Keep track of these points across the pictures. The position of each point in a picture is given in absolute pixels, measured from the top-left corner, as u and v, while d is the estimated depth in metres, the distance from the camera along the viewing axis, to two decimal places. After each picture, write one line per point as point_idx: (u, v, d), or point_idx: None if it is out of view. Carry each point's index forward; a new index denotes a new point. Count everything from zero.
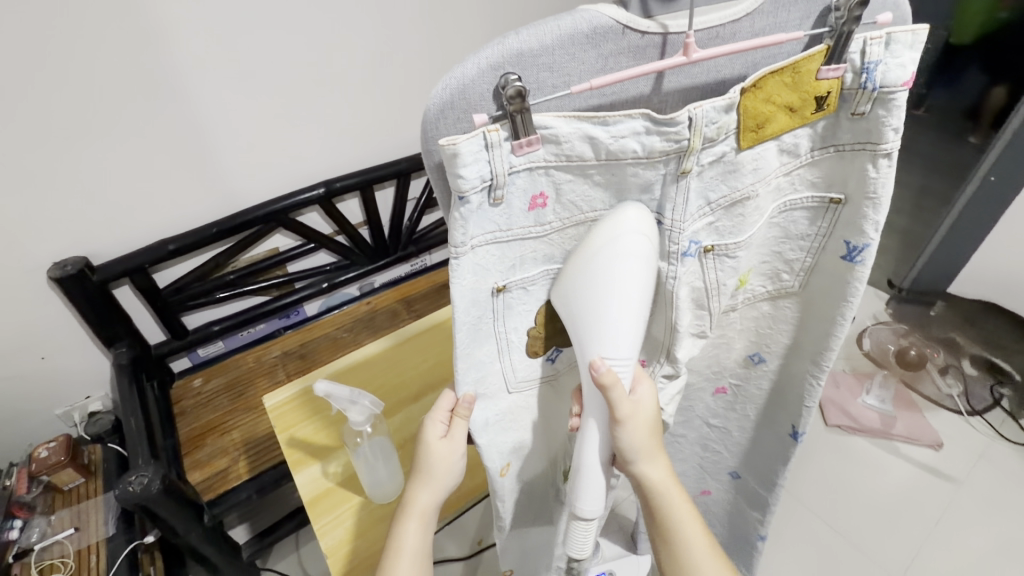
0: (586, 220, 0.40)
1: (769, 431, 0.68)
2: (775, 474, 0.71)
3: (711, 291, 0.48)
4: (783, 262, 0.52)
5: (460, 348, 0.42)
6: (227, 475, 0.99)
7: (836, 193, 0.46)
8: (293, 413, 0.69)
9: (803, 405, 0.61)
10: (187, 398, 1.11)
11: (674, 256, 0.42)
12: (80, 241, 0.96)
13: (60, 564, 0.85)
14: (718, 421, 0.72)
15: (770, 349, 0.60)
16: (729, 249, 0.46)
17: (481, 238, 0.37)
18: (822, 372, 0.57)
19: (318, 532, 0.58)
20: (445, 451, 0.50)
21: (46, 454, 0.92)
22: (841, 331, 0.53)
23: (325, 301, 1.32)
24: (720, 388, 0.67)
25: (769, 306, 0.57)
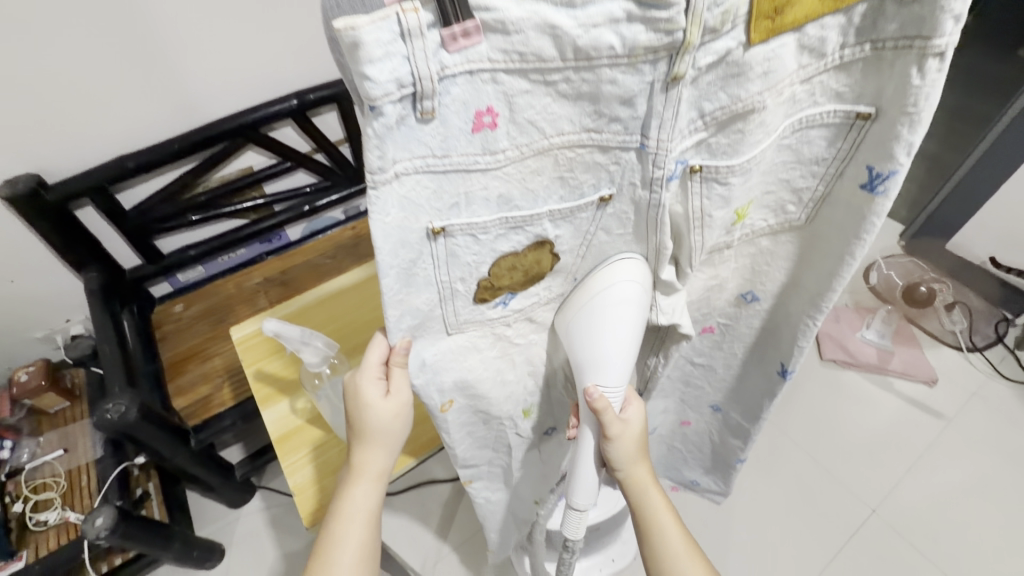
0: (551, 146, 0.33)
1: (757, 369, 0.64)
2: (761, 409, 0.68)
3: (692, 221, 0.41)
4: (790, 191, 0.45)
5: (389, 294, 0.36)
6: (211, 401, 0.99)
7: (865, 106, 0.38)
8: (261, 347, 0.65)
9: (796, 347, 0.57)
10: (167, 324, 1.09)
11: (657, 183, 0.36)
12: (28, 157, 0.88)
13: (52, 483, 0.87)
14: (703, 359, 0.67)
15: (765, 287, 0.55)
16: (719, 172, 0.38)
17: (408, 165, 0.30)
18: (820, 314, 0.53)
19: (286, 470, 0.56)
20: (390, 407, 0.47)
21: (26, 377, 0.90)
22: (847, 272, 0.47)
23: (308, 226, 1.26)
24: (707, 327, 0.62)
25: (768, 242, 0.51)
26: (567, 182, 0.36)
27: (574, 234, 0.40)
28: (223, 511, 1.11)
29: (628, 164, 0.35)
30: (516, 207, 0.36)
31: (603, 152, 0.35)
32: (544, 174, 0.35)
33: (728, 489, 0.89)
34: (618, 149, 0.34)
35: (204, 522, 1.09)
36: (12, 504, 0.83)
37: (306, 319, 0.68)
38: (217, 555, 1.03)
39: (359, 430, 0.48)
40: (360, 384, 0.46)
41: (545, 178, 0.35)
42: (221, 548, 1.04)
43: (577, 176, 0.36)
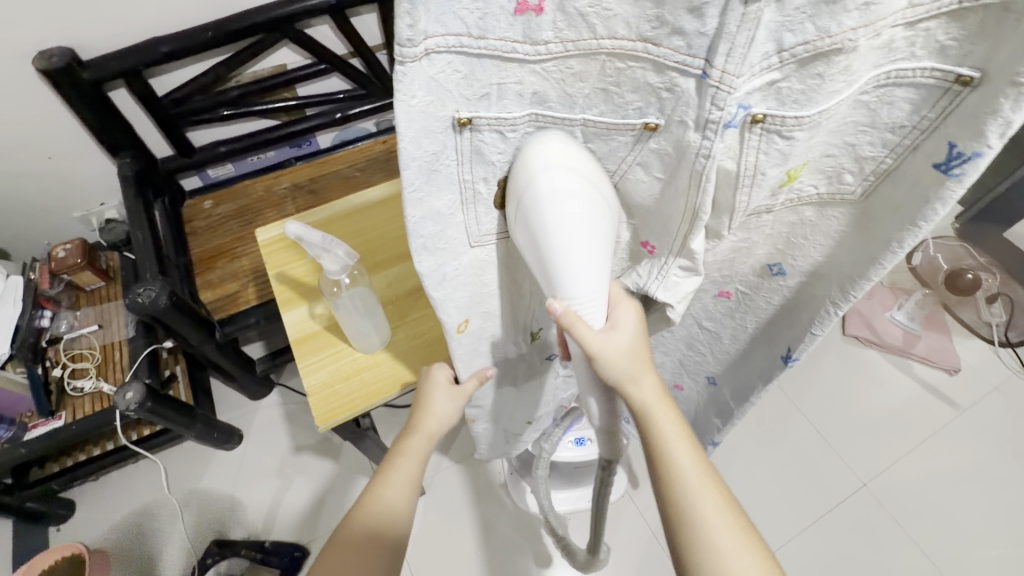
0: (598, 49, 0.31)
1: (763, 347, 0.62)
2: (753, 393, 0.67)
3: (742, 179, 0.38)
4: (852, 159, 0.41)
5: (409, 187, 0.35)
6: (238, 298, 1.02)
7: (970, 69, 0.32)
8: (286, 252, 0.66)
9: (810, 331, 0.55)
10: (198, 219, 1.10)
11: (713, 127, 0.33)
12: (62, 29, 0.86)
13: (88, 355, 0.92)
14: (711, 324, 0.65)
15: (795, 261, 0.52)
16: (785, 127, 0.34)
17: (441, 41, 0.28)
18: (846, 303, 0.50)
19: (301, 371, 0.58)
20: (449, 394, 0.55)
21: (64, 255, 0.94)
22: (889, 259, 0.45)
23: (338, 135, 1.24)
24: (724, 292, 0.60)
25: (813, 213, 0.47)
26: (611, 98, 0.34)
27: (607, 154, 0.39)
28: (243, 401, 1.19)
29: (684, 93, 0.32)
30: (550, 107, 0.35)
31: (657, 72, 0.32)
32: (586, 80, 0.33)
33: None
34: (676, 71, 0.31)
35: (225, 408, 1.17)
36: (52, 368, 0.90)
37: (334, 229, 0.68)
38: (236, 440, 1.11)
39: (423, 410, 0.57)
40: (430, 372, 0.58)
41: (586, 85, 0.34)
42: (239, 434, 1.12)
43: (624, 94, 0.34)
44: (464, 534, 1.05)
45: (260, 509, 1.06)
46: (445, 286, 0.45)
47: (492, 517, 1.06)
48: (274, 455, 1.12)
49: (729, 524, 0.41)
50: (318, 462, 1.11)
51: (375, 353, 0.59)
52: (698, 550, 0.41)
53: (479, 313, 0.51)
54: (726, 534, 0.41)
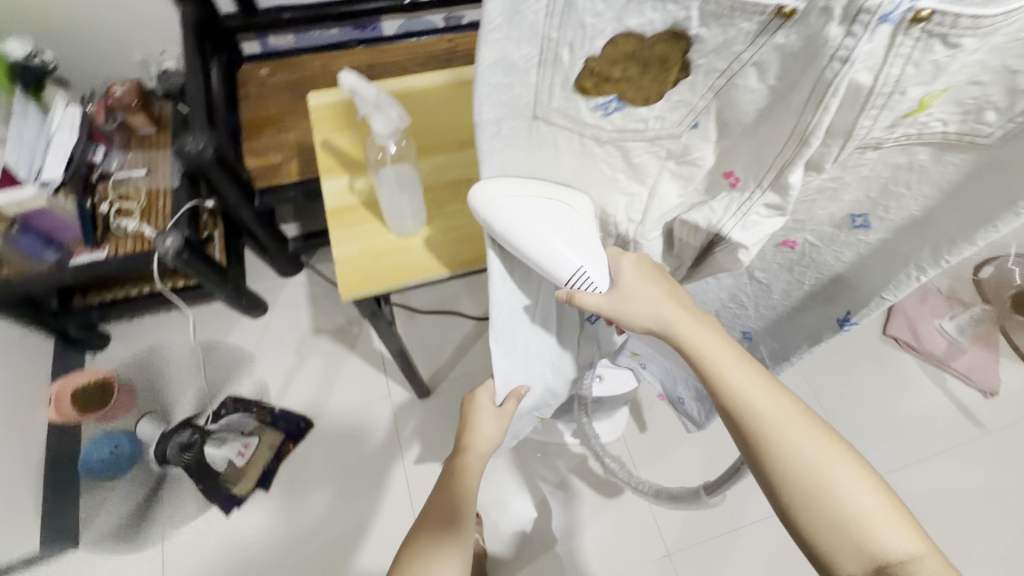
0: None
1: (819, 304, 0.53)
2: (796, 348, 0.59)
3: (875, 97, 0.30)
4: (1007, 91, 0.29)
5: (489, 18, 0.31)
6: (279, 171, 1.01)
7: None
8: (332, 121, 0.64)
9: (881, 292, 0.46)
10: (252, 85, 1.09)
11: (862, 21, 0.26)
12: None
13: (134, 197, 0.95)
14: (763, 276, 0.55)
15: (886, 214, 0.41)
16: (954, 34, 0.26)
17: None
18: (935, 267, 0.41)
19: (333, 240, 0.58)
20: (492, 421, 0.62)
21: (120, 93, 0.95)
22: (1006, 222, 0.35)
23: (406, 24, 1.16)
24: (788, 241, 0.49)
25: (929, 155, 0.35)
26: None
27: (721, 46, 0.30)
28: (272, 276, 1.22)
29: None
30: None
31: None
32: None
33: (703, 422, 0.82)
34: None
35: (254, 279, 1.21)
36: (100, 203, 0.93)
37: None
38: (260, 310, 1.15)
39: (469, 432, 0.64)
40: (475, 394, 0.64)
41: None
42: (264, 305, 1.16)
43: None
44: None
45: (275, 378, 1.12)
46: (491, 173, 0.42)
47: None
48: (294, 331, 1.16)
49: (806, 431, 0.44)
50: (334, 346, 1.15)
51: (407, 237, 0.58)
52: (785, 465, 0.43)
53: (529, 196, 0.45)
54: (807, 446, 0.43)
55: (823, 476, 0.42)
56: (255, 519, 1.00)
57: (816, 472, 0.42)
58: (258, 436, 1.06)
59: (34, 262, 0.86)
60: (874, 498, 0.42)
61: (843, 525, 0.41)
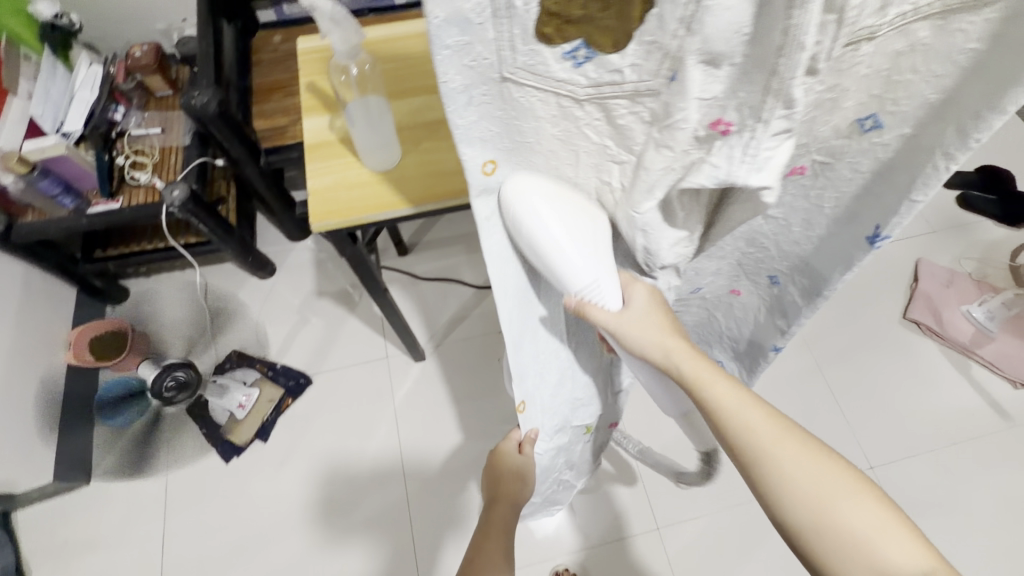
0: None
1: (837, 231, 0.48)
2: (825, 285, 0.53)
3: None
4: None
5: None
6: (284, 132, 1.04)
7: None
8: (319, 64, 0.66)
9: (907, 199, 0.41)
10: (264, 52, 1.12)
11: None
12: None
13: (147, 152, 0.99)
14: (777, 210, 0.50)
15: (897, 106, 0.36)
16: None
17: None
18: (964, 149, 0.35)
19: (308, 173, 0.59)
20: (521, 461, 0.66)
21: (139, 55, 0.99)
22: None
23: None
24: (798, 168, 0.44)
25: (931, 31, 0.30)
26: None
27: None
28: (282, 240, 1.26)
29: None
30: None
31: None
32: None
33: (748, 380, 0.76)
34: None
35: (264, 243, 1.25)
36: (117, 158, 0.97)
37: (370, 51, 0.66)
38: (268, 270, 1.19)
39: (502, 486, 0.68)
40: (501, 443, 0.68)
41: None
42: (272, 265, 1.19)
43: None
44: (449, 405, 1.09)
45: (277, 337, 1.15)
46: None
47: (480, 392, 1.10)
48: (299, 293, 1.20)
49: (785, 449, 0.39)
50: (336, 308, 1.18)
51: (382, 170, 0.59)
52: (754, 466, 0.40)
53: (513, 177, 0.41)
54: (783, 460, 0.39)
55: (794, 485, 0.38)
56: (251, 465, 1.05)
57: (787, 483, 0.39)
58: (259, 388, 1.09)
59: (54, 205, 0.92)
60: (896, 531, 0.36)
61: (859, 558, 0.36)
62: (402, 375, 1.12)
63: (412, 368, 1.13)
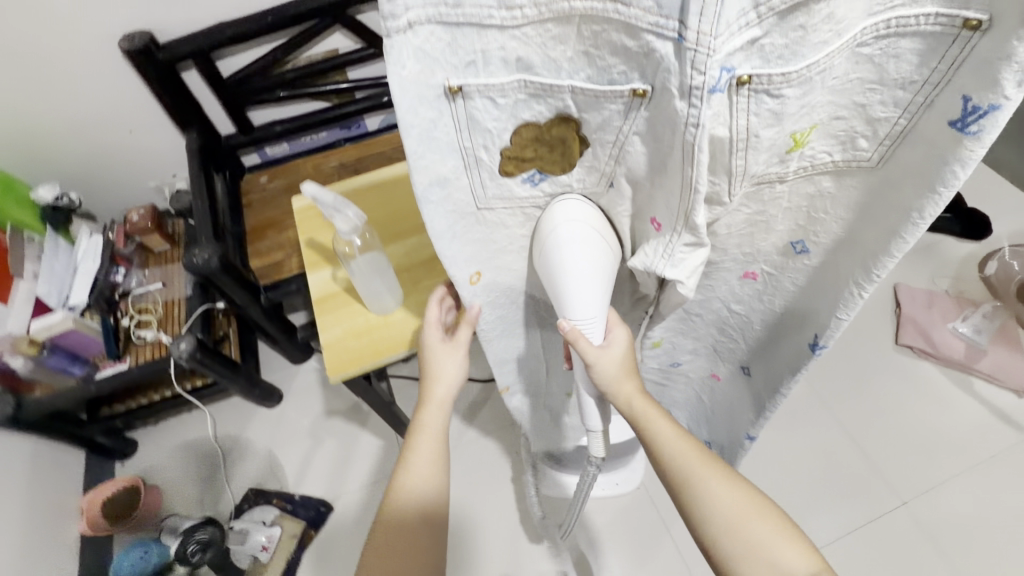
0: (572, 11, 0.32)
1: (790, 333, 0.62)
2: (780, 382, 0.67)
3: (736, 142, 0.38)
4: (863, 121, 0.40)
5: (411, 157, 0.39)
6: (282, 265, 1.11)
7: (978, 12, 0.30)
8: (315, 218, 0.70)
9: (833, 316, 0.54)
10: (254, 192, 1.19)
11: (697, 93, 0.32)
12: (143, 12, 0.95)
13: (151, 309, 1.03)
14: (740, 308, 0.64)
15: (818, 238, 0.51)
16: (773, 84, 0.34)
17: (421, 13, 0.31)
18: (869, 283, 0.49)
19: (319, 327, 0.62)
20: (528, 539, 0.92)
21: (136, 218, 1.05)
22: (911, 233, 0.43)
23: (386, 118, 1.27)
24: (750, 273, 0.58)
25: (831, 184, 0.46)
26: (594, 61, 0.36)
27: (602, 124, 0.39)
28: (285, 364, 1.27)
29: (663, 57, 0.33)
30: (537, 74, 0.36)
31: (631, 36, 0.33)
32: (568, 43, 0.35)
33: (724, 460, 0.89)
34: (650, 35, 0.32)
35: (269, 370, 1.26)
36: (122, 319, 1.01)
37: (359, 199, 0.71)
38: (276, 398, 1.20)
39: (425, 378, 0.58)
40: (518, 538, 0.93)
41: (568, 49, 0.35)
42: (279, 393, 1.20)
43: (606, 57, 0.35)
44: (474, 508, 1.08)
45: (292, 465, 1.14)
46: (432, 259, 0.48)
47: (503, 490, 1.09)
48: (308, 416, 1.20)
49: (712, 474, 0.50)
50: (346, 425, 1.18)
51: (388, 314, 0.63)
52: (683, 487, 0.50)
53: (487, 285, 0.55)
54: (713, 483, 0.49)
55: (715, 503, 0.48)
56: None
57: (712, 503, 0.48)
58: (280, 524, 1.07)
59: (63, 377, 0.95)
60: (793, 543, 0.46)
61: (769, 567, 0.45)
62: None
63: None
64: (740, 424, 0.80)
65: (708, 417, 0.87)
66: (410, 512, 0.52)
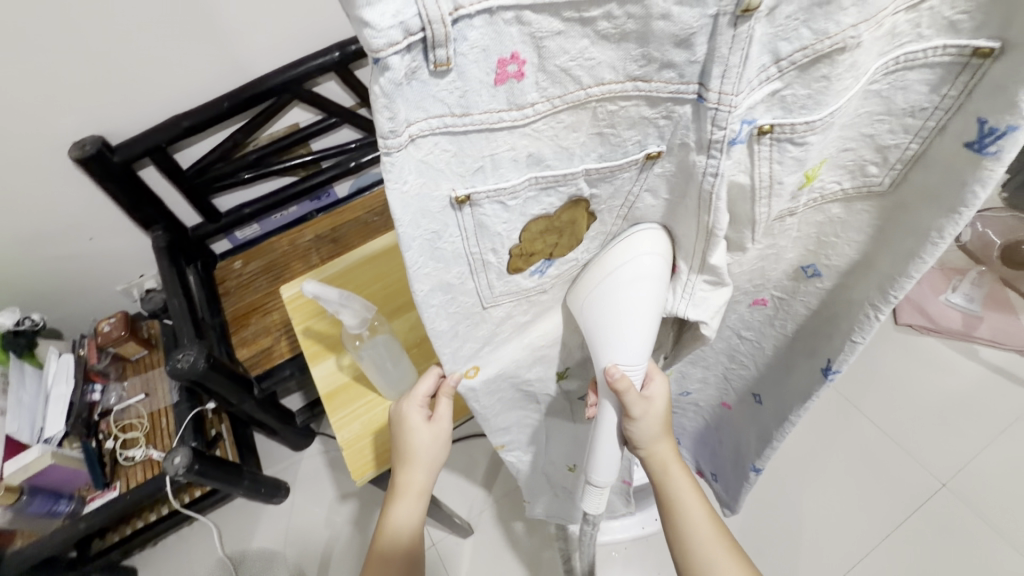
0: (588, 98, 0.30)
1: (803, 358, 0.59)
2: (791, 409, 0.64)
3: (758, 190, 0.36)
4: (873, 149, 0.39)
5: (413, 268, 0.35)
6: (272, 353, 1.06)
7: (988, 39, 0.30)
8: (309, 306, 0.66)
9: (849, 340, 0.51)
10: (230, 279, 1.14)
11: (716, 147, 0.32)
12: (92, 117, 0.91)
13: (137, 424, 0.96)
14: (750, 334, 0.63)
15: (829, 261, 0.50)
16: (794, 132, 0.33)
17: (423, 125, 0.27)
18: (887, 304, 0.47)
19: (335, 425, 0.58)
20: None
21: (108, 328, 0.98)
22: (930, 255, 0.41)
23: (355, 182, 1.25)
24: (760, 300, 0.58)
25: (840, 209, 0.45)
26: (608, 139, 0.33)
27: (613, 194, 0.38)
28: (287, 453, 1.20)
29: (682, 118, 0.32)
30: (549, 166, 0.34)
31: (650, 106, 0.31)
32: (580, 130, 0.32)
33: (735, 499, 0.86)
34: (671, 101, 0.31)
35: (270, 463, 1.19)
36: (105, 440, 0.94)
37: (353, 277, 0.67)
38: (283, 493, 1.11)
39: (399, 454, 0.53)
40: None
41: (581, 135, 0.33)
42: (286, 487, 1.11)
43: (620, 133, 0.33)
44: (516, 574, 1.02)
45: (312, 562, 1.06)
46: (457, 342, 0.45)
47: (542, 547, 1.04)
48: (321, 505, 1.12)
49: (716, 543, 0.49)
50: (364, 509, 1.11)
51: None
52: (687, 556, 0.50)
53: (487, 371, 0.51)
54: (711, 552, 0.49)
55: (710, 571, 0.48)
56: None
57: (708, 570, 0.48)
58: None
59: (49, 519, 0.87)
60: None
61: None
62: (456, 558, 1.05)
63: (463, 546, 1.06)
64: (744, 456, 0.77)
65: (718, 451, 0.83)
66: (395, 546, 0.52)
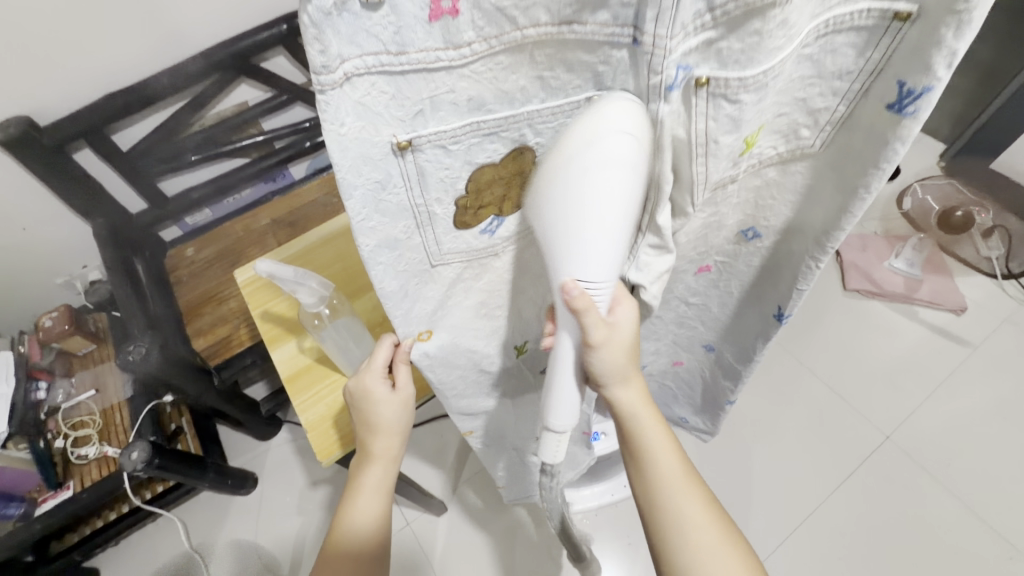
0: (524, 39, 0.30)
1: (752, 308, 0.62)
2: (753, 349, 0.65)
3: (695, 148, 0.37)
4: (805, 113, 0.40)
5: (354, 216, 0.34)
6: (230, 341, 1.01)
7: (906, 4, 0.31)
8: (264, 290, 0.65)
9: (795, 287, 0.54)
10: (182, 267, 1.09)
11: (656, 94, 0.31)
12: (16, 98, 0.84)
13: (89, 421, 0.92)
14: (697, 299, 0.65)
15: (767, 223, 0.51)
16: (730, 90, 0.33)
17: (359, 62, 0.27)
18: (824, 254, 0.49)
19: (297, 408, 0.57)
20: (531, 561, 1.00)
21: (50, 323, 0.93)
22: (858, 208, 0.43)
23: (312, 164, 1.22)
24: (704, 268, 0.59)
25: (776, 173, 0.46)
26: (547, 83, 0.33)
27: None
28: (253, 444, 1.17)
29: (620, 63, 0.32)
30: (490, 111, 0.33)
31: (588, 50, 0.31)
32: (520, 72, 0.32)
33: (713, 428, 0.89)
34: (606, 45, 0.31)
35: (236, 454, 1.16)
36: (54, 439, 0.89)
37: (309, 259, 0.66)
38: (250, 485, 1.09)
39: (366, 424, 0.52)
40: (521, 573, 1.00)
41: (521, 78, 0.32)
42: (253, 476, 1.10)
43: (560, 77, 0.33)
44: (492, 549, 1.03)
45: (286, 549, 1.06)
46: (408, 305, 0.44)
47: (515, 522, 1.05)
48: (291, 494, 1.11)
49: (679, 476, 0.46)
50: (336, 495, 1.10)
51: None
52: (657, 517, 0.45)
53: (442, 341, 0.51)
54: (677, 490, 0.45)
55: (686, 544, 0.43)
56: None
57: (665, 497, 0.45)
58: None
59: None
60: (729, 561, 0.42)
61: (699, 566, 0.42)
62: (432, 537, 1.06)
63: (439, 525, 1.07)
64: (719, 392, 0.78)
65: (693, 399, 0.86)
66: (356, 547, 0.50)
